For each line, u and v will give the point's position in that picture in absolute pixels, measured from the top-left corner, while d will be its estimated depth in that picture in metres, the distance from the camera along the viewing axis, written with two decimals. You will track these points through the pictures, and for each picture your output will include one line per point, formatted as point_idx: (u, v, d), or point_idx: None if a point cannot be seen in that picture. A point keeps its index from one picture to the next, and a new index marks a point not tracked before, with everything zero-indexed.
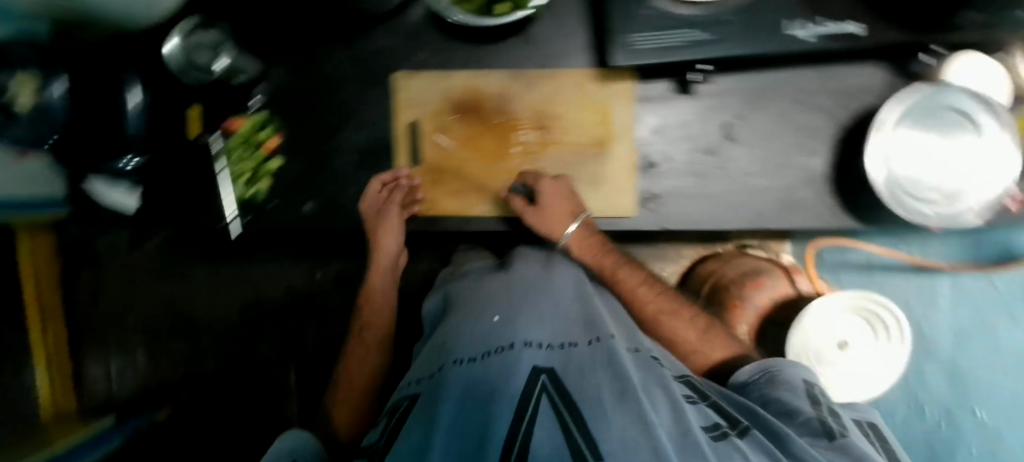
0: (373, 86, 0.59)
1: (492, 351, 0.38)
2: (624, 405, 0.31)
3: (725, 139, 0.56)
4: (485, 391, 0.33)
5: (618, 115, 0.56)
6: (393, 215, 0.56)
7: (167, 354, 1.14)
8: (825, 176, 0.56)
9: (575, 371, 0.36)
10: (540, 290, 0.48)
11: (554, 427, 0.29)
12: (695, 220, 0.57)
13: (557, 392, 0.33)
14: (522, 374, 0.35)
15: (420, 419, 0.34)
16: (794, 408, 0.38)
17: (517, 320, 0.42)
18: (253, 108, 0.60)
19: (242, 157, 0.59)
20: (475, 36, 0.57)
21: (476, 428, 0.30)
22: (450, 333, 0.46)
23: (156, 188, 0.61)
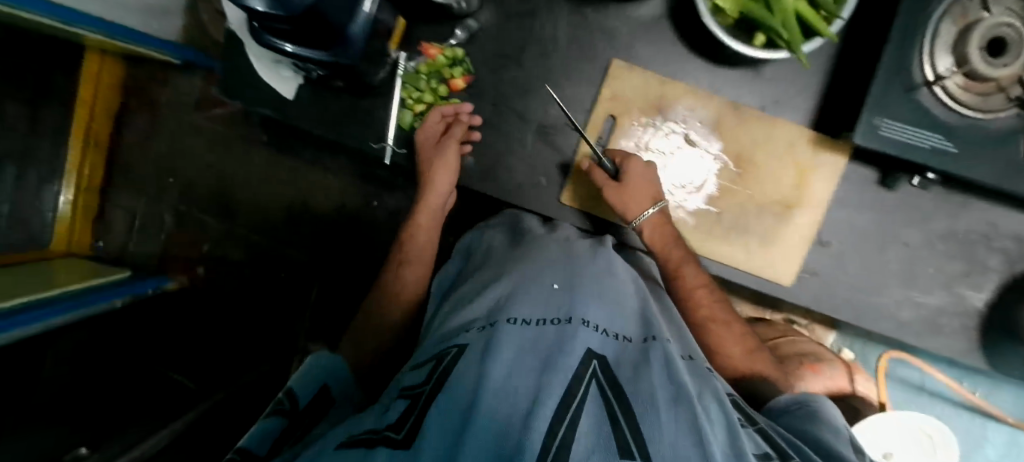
0: (584, 62, 0.55)
1: (549, 320, 0.35)
2: (678, 411, 0.27)
3: (902, 245, 0.56)
4: (540, 362, 0.29)
5: (816, 185, 0.54)
6: (450, 151, 0.54)
7: (197, 227, 0.97)
8: (979, 313, 0.56)
9: (628, 369, 0.31)
10: (601, 271, 0.44)
11: (602, 421, 0.25)
12: (840, 308, 0.57)
13: (608, 385, 0.29)
14: (575, 350, 0.31)
15: (466, 370, 0.29)
16: (833, 448, 0.31)
17: (576, 296, 0.38)
18: (454, 41, 0.55)
19: (422, 87, 0.57)
20: (706, 51, 0.54)
21: (523, 403, 0.25)
22: (498, 289, 0.41)
23: (319, 82, 0.56)
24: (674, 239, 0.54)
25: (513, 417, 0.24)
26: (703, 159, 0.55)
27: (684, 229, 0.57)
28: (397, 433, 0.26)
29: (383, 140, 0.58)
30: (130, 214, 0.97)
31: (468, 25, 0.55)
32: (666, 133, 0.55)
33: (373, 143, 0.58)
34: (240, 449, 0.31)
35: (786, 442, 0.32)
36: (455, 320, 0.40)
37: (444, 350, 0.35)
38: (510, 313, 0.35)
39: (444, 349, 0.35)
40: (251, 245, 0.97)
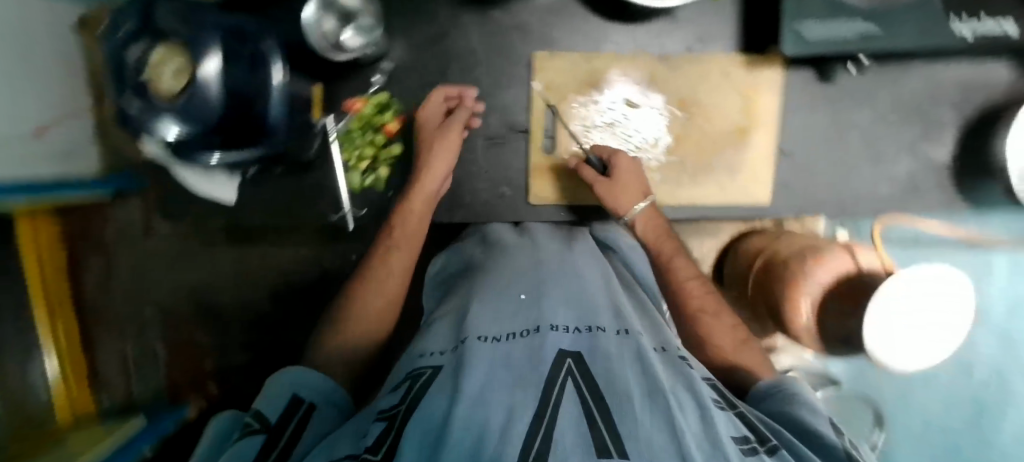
0: (507, 63, 0.55)
1: (517, 333, 0.33)
2: (654, 407, 0.25)
3: (858, 128, 0.57)
4: (511, 373, 0.27)
5: (764, 104, 0.55)
6: (452, 131, 0.52)
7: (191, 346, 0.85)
8: (949, 166, 0.57)
9: (604, 360, 0.29)
10: (566, 271, 0.43)
11: (577, 418, 0.23)
12: (821, 206, 0.59)
13: (584, 379, 0.27)
14: (543, 358, 0.29)
15: (437, 395, 0.27)
16: (815, 430, 0.32)
17: (543, 305, 0.37)
18: (375, 88, 0.54)
19: (361, 143, 0.55)
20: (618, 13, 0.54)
21: (498, 413, 0.23)
22: (463, 310, 0.39)
23: (257, 174, 0.55)
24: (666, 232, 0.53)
25: (487, 423, 0.22)
26: (652, 115, 0.56)
27: (658, 188, 0.57)
28: (374, 454, 0.24)
29: (339, 208, 0.57)
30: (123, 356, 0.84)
31: (383, 68, 0.54)
32: (609, 106, 0.56)
33: (331, 214, 0.57)
34: None
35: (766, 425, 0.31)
36: (419, 350, 0.38)
37: (419, 370, 0.33)
38: (479, 331, 0.33)
39: (416, 371, 0.33)
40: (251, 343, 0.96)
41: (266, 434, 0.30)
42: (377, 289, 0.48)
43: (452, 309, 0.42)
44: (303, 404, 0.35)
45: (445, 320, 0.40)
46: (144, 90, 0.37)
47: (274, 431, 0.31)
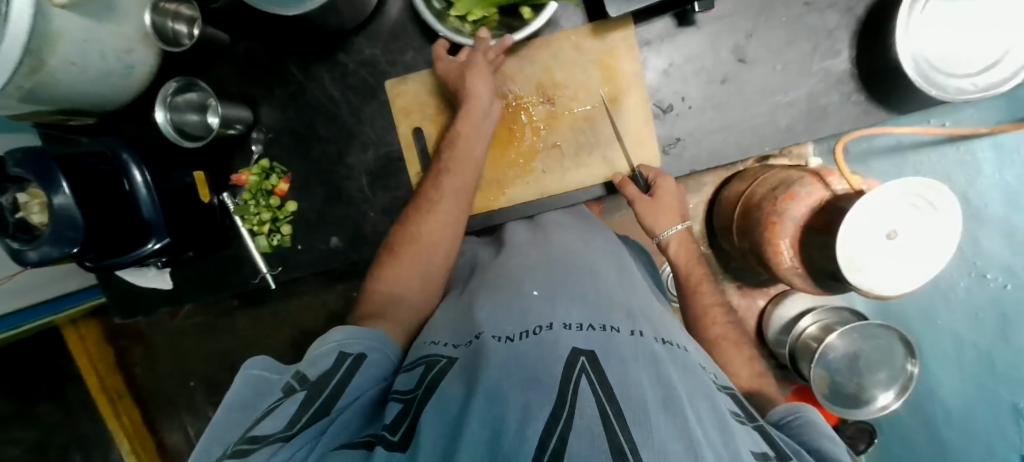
0: (366, 101, 0.58)
1: (530, 330, 0.36)
2: (671, 414, 0.27)
3: (739, 62, 0.53)
4: (524, 372, 0.30)
5: (624, 66, 0.54)
6: (477, 60, 0.51)
7: None
8: (850, 75, 0.53)
9: (617, 360, 0.32)
10: (580, 269, 0.46)
11: (594, 416, 0.25)
12: (722, 154, 0.55)
13: (598, 378, 0.29)
14: (561, 357, 0.32)
15: (452, 391, 0.32)
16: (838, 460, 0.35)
17: (555, 304, 0.40)
18: (255, 157, 0.60)
19: (257, 207, 0.59)
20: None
21: (514, 411, 0.27)
22: (478, 302, 0.44)
23: (179, 264, 0.62)
24: (697, 260, 0.56)
25: (503, 423, 0.26)
26: (517, 109, 0.56)
27: (542, 179, 0.57)
28: (391, 435, 0.30)
29: (257, 273, 0.62)
30: (183, 428, 1.14)
31: (256, 138, 0.59)
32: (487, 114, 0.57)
33: (252, 279, 0.62)
34: (251, 437, 0.30)
35: (789, 449, 0.35)
36: (431, 337, 0.44)
37: (432, 357, 0.39)
38: (495, 330, 0.38)
39: (428, 359, 0.39)
40: None
41: (307, 393, 0.34)
42: (414, 257, 0.51)
43: (464, 305, 0.46)
44: (353, 355, 0.40)
45: (465, 304, 0.46)
46: (22, 226, 0.45)
47: (315, 388, 0.35)
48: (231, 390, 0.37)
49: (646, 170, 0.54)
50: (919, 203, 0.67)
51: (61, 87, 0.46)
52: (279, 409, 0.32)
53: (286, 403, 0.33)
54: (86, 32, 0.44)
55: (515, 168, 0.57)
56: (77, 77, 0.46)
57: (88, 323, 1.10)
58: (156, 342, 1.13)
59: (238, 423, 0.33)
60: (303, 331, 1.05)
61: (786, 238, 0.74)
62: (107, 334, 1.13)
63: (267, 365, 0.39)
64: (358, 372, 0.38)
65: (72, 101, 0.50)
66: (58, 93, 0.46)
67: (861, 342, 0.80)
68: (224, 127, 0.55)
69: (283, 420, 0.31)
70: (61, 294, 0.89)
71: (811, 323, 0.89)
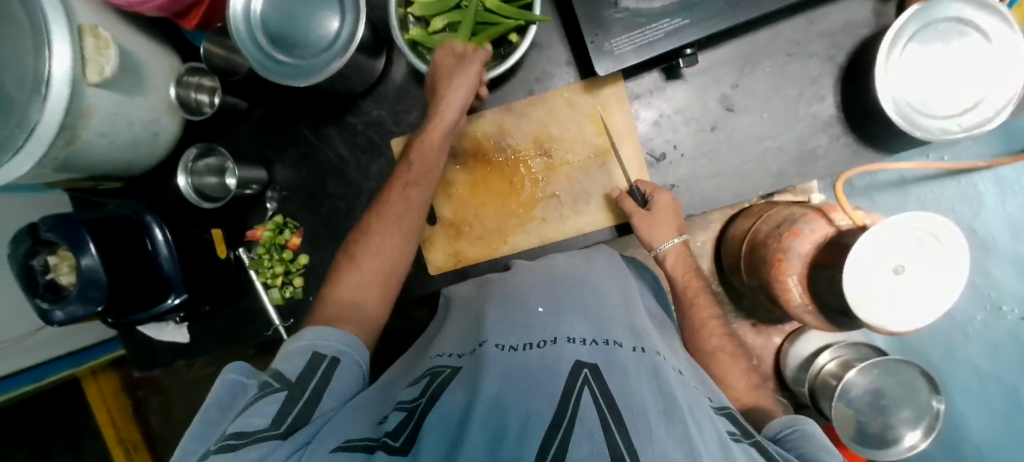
0: (373, 158, 0.61)
1: (534, 344, 0.37)
2: (669, 423, 0.28)
3: (727, 111, 0.56)
4: (526, 382, 0.32)
5: (615, 118, 0.56)
6: (469, 71, 0.50)
7: None
8: (837, 119, 0.54)
9: (619, 372, 0.32)
10: (584, 289, 0.47)
11: (595, 425, 0.26)
12: (718, 197, 0.57)
13: (600, 387, 0.30)
14: (564, 370, 0.32)
15: (454, 400, 0.33)
16: None
17: (560, 319, 0.41)
18: (270, 213, 0.63)
19: (270, 261, 0.61)
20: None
21: (516, 419, 0.28)
22: (481, 316, 0.46)
23: (196, 319, 0.65)
24: (692, 272, 0.59)
25: (504, 430, 0.27)
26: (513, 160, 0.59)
27: (541, 226, 0.59)
28: (394, 441, 0.31)
29: (270, 325, 0.64)
30: None
31: (270, 196, 0.63)
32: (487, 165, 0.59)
33: (265, 331, 0.64)
34: (234, 432, 0.33)
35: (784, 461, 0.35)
36: (437, 351, 0.45)
37: (436, 369, 0.40)
38: (499, 339, 0.39)
39: (435, 369, 0.40)
40: None
41: (287, 393, 0.38)
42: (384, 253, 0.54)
43: (469, 322, 0.47)
44: (326, 358, 0.43)
45: (471, 321, 0.47)
46: (52, 286, 0.47)
47: (295, 387, 0.39)
48: (212, 394, 0.40)
49: (643, 185, 0.55)
50: (925, 238, 0.66)
51: (92, 156, 0.50)
52: (262, 406, 0.36)
53: (267, 401, 0.37)
54: (116, 107, 0.48)
55: (517, 211, 0.59)
56: (106, 146, 0.50)
57: (107, 374, 1.11)
58: (173, 391, 1.14)
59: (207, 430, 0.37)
60: None
61: (794, 274, 0.74)
62: (126, 384, 1.15)
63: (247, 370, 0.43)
64: (334, 372, 0.43)
65: (102, 168, 0.54)
66: (88, 161, 0.50)
67: (883, 377, 0.78)
68: (241, 189, 0.59)
69: (267, 417, 0.35)
70: (83, 346, 0.92)
71: (830, 359, 0.86)
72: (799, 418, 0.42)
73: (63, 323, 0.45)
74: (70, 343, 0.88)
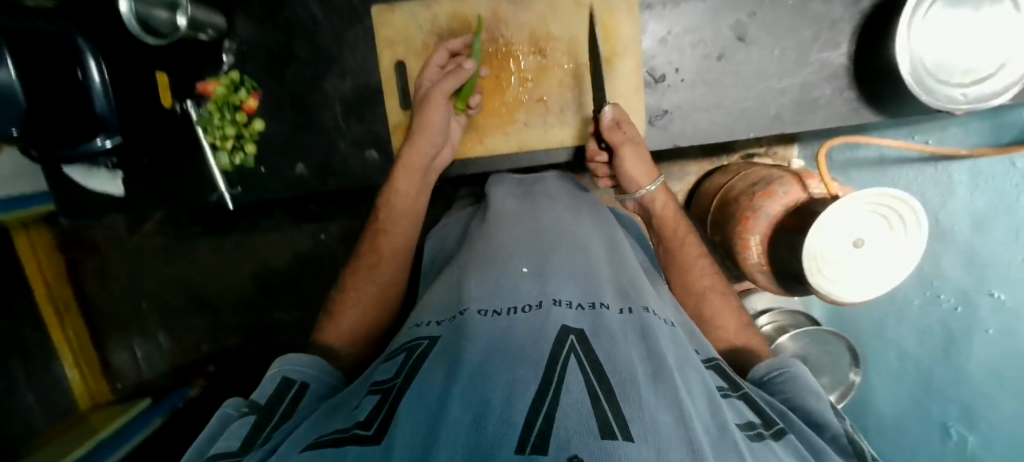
0: (349, 25, 0.55)
1: (519, 308, 0.35)
2: (659, 387, 0.27)
3: (738, 41, 0.52)
4: (511, 349, 0.29)
5: (622, 28, 0.52)
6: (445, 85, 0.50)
7: (189, 331, 1.16)
8: (845, 70, 0.52)
9: (607, 337, 0.32)
10: (571, 249, 0.45)
11: (583, 396, 0.25)
12: (708, 133, 0.55)
13: (587, 354, 0.29)
14: (550, 334, 0.31)
15: (431, 379, 0.29)
16: (821, 421, 0.37)
17: (546, 279, 0.39)
18: (226, 68, 0.57)
19: (221, 121, 0.57)
20: None
21: (500, 387, 0.26)
22: (466, 277, 0.43)
23: (133, 170, 0.60)
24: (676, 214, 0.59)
25: (488, 402, 0.24)
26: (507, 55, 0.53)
27: (523, 131, 0.56)
28: (366, 429, 0.27)
29: (214, 190, 0.60)
30: (131, 351, 1.16)
31: (228, 48, 0.57)
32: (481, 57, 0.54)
33: (208, 196, 0.60)
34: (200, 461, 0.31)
35: (772, 407, 0.37)
36: (418, 319, 0.42)
37: (414, 341, 0.37)
38: (482, 305, 0.36)
39: (413, 342, 0.37)
40: (244, 322, 1.15)
41: (258, 414, 0.36)
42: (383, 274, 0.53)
43: (449, 282, 0.46)
44: (297, 382, 0.41)
45: (452, 284, 0.44)
46: None
47: (264, 410, 0.36)
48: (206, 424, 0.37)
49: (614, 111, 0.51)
50: (888, 215, 0.66)
51: None
52: (232, 431, 0.34)
53: (237, 426, 0.35)
54: None
55: (500, 115, 0.56)
56: None
57: (39, 230, 1.05)
58: (113, 258, 1.12)
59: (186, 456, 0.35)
60: (265, 266, 1.12)
61: (756, 234, 0.76)
62: (59, 244, 1.10)
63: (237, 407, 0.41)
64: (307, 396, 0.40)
65: None
66: None
67: (810, 346, 0.82)
68: (195, 32, 0.52)
69: (238, 440, 0.33)
70: (10, 195, 0.85)
71: (767, 322, 0.91)
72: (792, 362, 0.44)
73: None
74: None
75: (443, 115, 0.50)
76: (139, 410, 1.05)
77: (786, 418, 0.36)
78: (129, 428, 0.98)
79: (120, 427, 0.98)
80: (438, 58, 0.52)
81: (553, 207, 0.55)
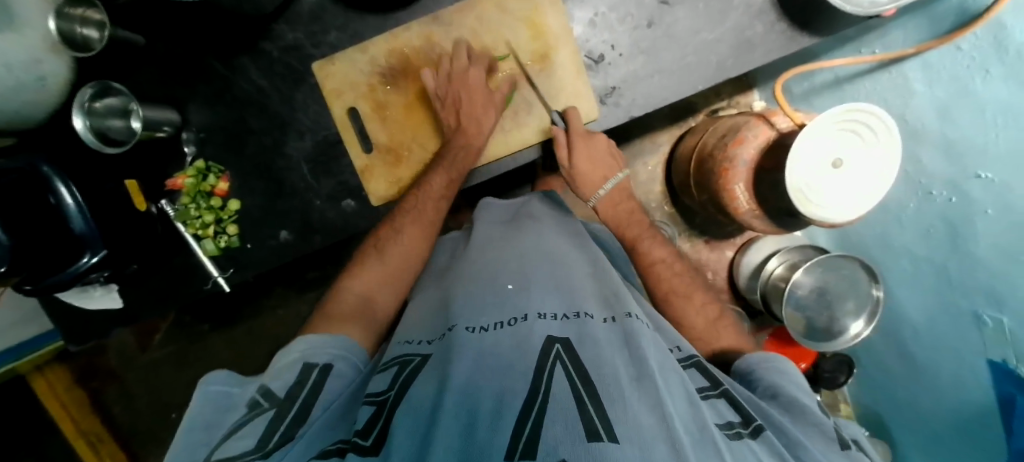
0: (295, 86, 0.57)
1: (506, 322, 0.41)
2: (641, 388, 0.32)
3: (662, 5, 0.54)
4: (497, 366, 0.35)
5: (551, 20, 0.54)
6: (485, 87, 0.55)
7: None
8: (770, 5, 0.53)
9: (587, 345, 0.37)
10: (550, 264, 0.51)
11: (571, 403, 0.30)
12: (660, 98, 0.56)
13: (571, 362, 0.35)
14: (537, 345, 0.37)
15: (423, 392, 0.34)
16: (802, 409, 0.38)
17: (530, 293, 0.45)
18: (190, 158, 0.59)
19: (199, 210, 0.58)
20: (387, 7, 0.55)
21: (489, 401, 0.31)
22: (457, 292, 0.48)
23: (128, 282, 0.62)
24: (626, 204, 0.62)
25: (476, 418, 0.30)
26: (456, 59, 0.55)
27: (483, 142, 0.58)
28: (364, 440, 0.32)
29: (208, 277, 0.60)
30: None
31: (186, 139, 0.58)
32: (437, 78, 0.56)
33: (204, 285, 0.61)
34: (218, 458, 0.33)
35: (747, 404, 0.38)
36: (403, 337, 0.47)
37: (405, 357, 0.42)
38: (469, 322, 0.42)
39: (406, 356, 0.42)
40: None
41: (276, 411, 0.38)
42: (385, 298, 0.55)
43: (438, 302, 0.51)
44: (318, 366, 0.43)
45: (442, 306, 0.49)
46: None
47: (283, 404, 0.39)
48: (191, 406, 0.40)
49: (571, 114, 0.55)
50: (856, 129, 0.67)
51: None
52: (248, 430, 0.36)
53: (258, 420, 0.37)
54: (4, 53, 0.41)
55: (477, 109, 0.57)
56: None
57: (54, 369, 1.08)
58: (130, 376, 1.13)
59: (204, 437, 0.37)
60: (279, 343, 1.12)
61: (739, 183, 0.77)
62: (76, 376, 1.11)
63: (225, 378, 0.43)
64: (325, 381, 0.42)
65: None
66: None
67: (826, 275, 0.84)
68: (151, 130, 0.54)
69: (254, 439, 0.35)
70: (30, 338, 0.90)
71: (779, 264, 0.92)
72: (778, 358, 0.45)
73: None
74: None
75: (494, 122, 0.55)
76: None
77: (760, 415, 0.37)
78: None
79: None
80: (466, 61, 0.55)
81: (535, 229, 0.59)
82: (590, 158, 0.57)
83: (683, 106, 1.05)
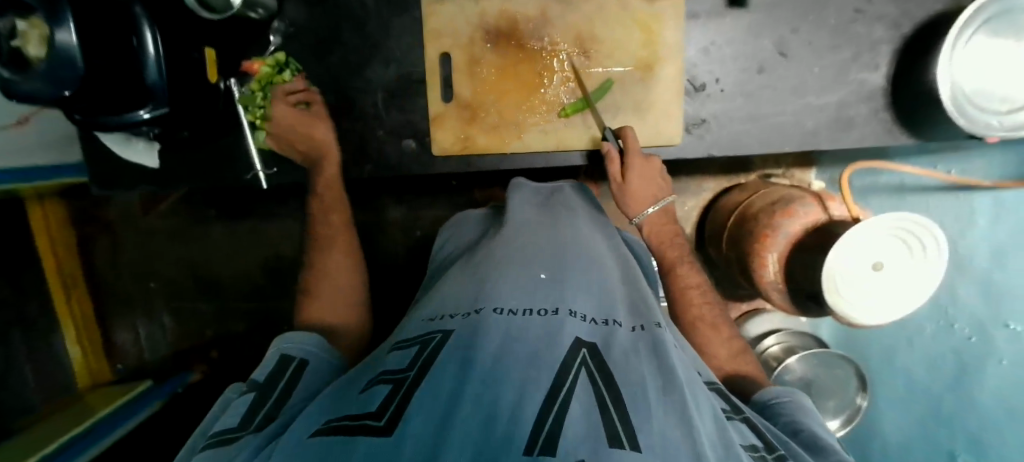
0: (396, 13, 0.56)
1: (538, 310, 0.40)
2: (666, 403, 0.32)
3: (779, 56, 0.53)
4: (524, 354, 0.34)
5: (667, 33, 0.53)
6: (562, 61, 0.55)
7: (193, 315, 1.16)
8: (881, 93, 0.53)
9: (610, 353, 0.36)
10: (587, 262, 0.50)
11: (592, 411, 0.29)
12: (743, 145, 0.55)
13: (594, 371, 0.33)
14: (566, 343, 0.36)
15: (442, 375, 0.32)
16: (826, 445, 0.38)
17: (563, 289, 0.44)
18: (272, 49, 0.59)
19: (263, 102, 0.58)
20: None
21: (510, 395, 0.30)
22: (489, 273, 0.47)
23: (171, 146, 0.61)
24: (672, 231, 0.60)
25: (495, 410, 0.28)
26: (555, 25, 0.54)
27: (560, 129, 0.56)
28: (378, 421, 0.29)
29: (250, 169, 0.61)
30: (134, 332, 1.16)
31: (276, 28, 0.58)
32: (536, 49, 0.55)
33: (244, 175, 0.61)
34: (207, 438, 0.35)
35: (771, 434, 0.38)
36: (430, 315, 0.46)
37: (428, 336, 0.40)
38: (496, 305, 0.41)
39: (429, 335, 0.40)
40: (250, 310, 1.14)
41: (257, 395, 0.39)
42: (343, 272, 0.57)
43: (468, 277, 0.50)
44: (296, 361, 0.45)
45: (475, 275, 0.49)
46: (19, 60, 0.36)
47: (264, 388, 0.40)
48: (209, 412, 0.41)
49: (626, 133, 0.54)
50: (907, 239, 0.66)
51: None
52: (231, 410, 0.38)
53: (238, 403, 0.39)
54: None
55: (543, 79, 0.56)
56: None
57: (53, 202, 1.06)
58: (123, 234, 1.13)
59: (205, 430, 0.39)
60: (275, 254, 1.12)
61: (774, 252, 0.76)
62: (71, 218, 1.09)
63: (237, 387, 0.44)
64: (303, 374, 0.44)
65: None
66: None
67: (818, 369, 0.82)
68: (246, 9, 0.54)
69: (236, 418, 0.37)
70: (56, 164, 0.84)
71: (774, 342, 0.90)
72: (802, 395, 0.45)
73: (37, 97, 0.37)
74: (31, 156, 0.82)
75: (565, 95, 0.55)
76: (146, 387, 1.06)
77: (785, 447, 0.37)
78: (113, 418, 0.94)
79: (116, 408, 0.97)
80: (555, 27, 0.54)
81: (572, 222, 0.58)
82: (643, 177, 0.54)
83: (740, 161, 1.05)
